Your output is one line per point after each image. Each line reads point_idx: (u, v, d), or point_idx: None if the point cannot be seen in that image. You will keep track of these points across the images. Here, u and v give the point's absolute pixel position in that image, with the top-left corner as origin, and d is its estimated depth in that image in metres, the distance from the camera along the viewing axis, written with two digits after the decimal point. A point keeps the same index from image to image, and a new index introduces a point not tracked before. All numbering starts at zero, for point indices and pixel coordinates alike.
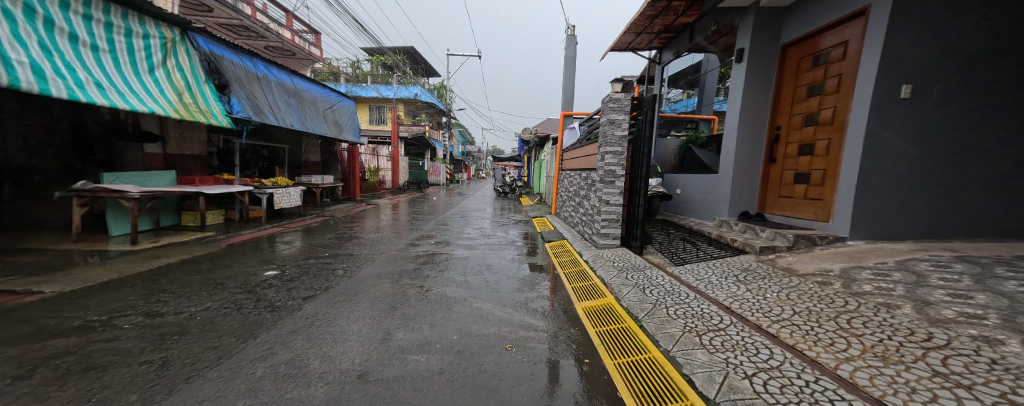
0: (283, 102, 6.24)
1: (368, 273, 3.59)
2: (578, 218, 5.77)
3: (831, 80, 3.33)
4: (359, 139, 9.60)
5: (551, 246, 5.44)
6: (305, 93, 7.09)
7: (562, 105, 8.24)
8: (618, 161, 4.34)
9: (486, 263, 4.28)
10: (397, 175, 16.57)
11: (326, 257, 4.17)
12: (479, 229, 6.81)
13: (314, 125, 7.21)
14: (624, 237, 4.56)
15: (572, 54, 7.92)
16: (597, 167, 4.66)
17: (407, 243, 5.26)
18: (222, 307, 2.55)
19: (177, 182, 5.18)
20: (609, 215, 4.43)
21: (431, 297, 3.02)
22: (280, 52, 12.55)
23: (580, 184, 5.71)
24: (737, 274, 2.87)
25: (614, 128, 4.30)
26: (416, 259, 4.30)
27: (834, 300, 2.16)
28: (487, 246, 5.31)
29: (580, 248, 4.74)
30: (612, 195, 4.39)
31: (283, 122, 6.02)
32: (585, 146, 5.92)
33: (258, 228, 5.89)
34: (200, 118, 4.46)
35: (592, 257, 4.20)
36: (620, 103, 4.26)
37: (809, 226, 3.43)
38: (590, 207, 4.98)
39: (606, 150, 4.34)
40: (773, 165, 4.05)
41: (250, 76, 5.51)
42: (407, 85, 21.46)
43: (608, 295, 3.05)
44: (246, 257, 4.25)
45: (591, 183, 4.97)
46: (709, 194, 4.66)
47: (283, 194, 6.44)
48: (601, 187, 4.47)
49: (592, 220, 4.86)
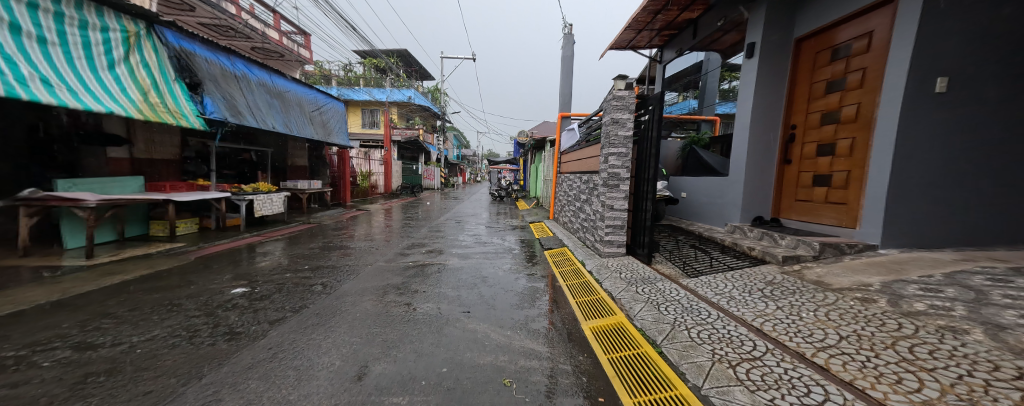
0: (265, 102, 5.86)
1: (350, 288, 3.22)
2: (579, 223, 5.46)
3: (854, 74, 3.08)
4: (349, 142, 9.22)
5: (550, 254, 5.11)
6: (289, 94, 6.73)
7: (559, 106, 7.96)
8: (622, 163, 4.04)
9: (482, 275, 3.92)
10: (389, 180, 16.15)
11: (305, 270, 3.78)
12: (474, 236, 6.46)
13: (300, 128, 6.84)
14: (629, 245, 4.26)
15: (569, 53, 7.67)
16: (599, 170, 4.36)
17: (396, 252, 4.88)
18: (171, 335, 2.15)
19: (146, 189, 4.77)
20: (614, 221, 4.13)
21: (420, 317, 2.66)
22: (267, 53, 12.20)
23: (581, 189, 5.41)
24: (762, 288, 2.57)
25: (618, 127, 4.01)
26: (405, 270, 3.93)
27: (886, 323, 1.87)
28: (482, 255, 4.95)
29: (583, 257, 4.41)
30: (616, 200, 4.09)
31: (264, 124, 5.64)
32: (586, 148, 5.63)
33: (236, 237, 5.49)
34: (169, 120, 4.09)
35: (596, 267, 3.88)
36: (624, 101, 3.99)
37: (832, 232, 3.16)
38: (593, 213, 4.67)
39: (610, 151, 4.05)
40: (788, 167, 3.80)
41: (227, 75, 5.13)
42: (400, 88, 21.12)
43: (617, 312, 2.72)
44: (218, 270, 3.85)
45: (594, 187, 4.67)
46: (719, 198, 4.38)
47: (264, 201, 6.04)
48: (604, 191, 4.17)
49: (594, 227, 4.56)
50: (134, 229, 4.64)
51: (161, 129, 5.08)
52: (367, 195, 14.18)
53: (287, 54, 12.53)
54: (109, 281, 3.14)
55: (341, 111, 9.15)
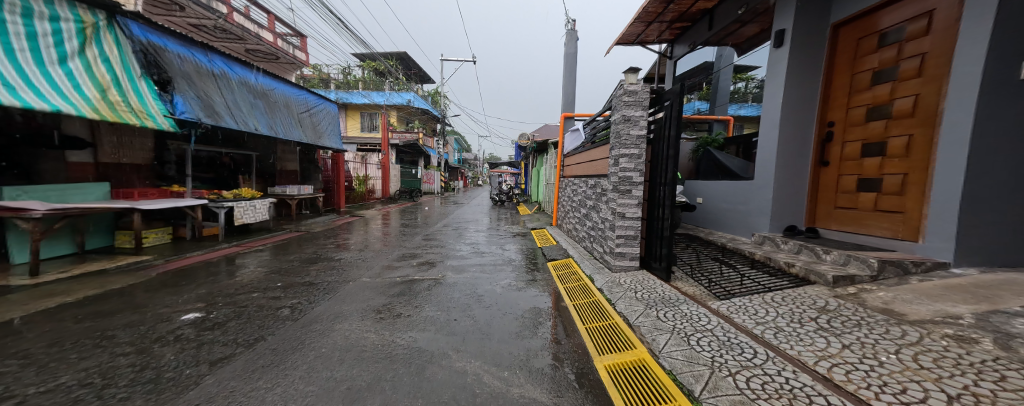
0: (245, 102, 5.47)
1: (323, 312, 2.76)
2: (585, 232, 4.99)
3: (910, 62, 2.63)
4: (342, 145, 8.84)
5: (554, 266, 4.63)
6: (275, 94, 6.38)
7: (562, 106, 7.56)
8: (635, 166, 3.60)
9: (477, 293, 3.45)
10: (387, 184, 15.74)
11: (277, 288, 3.32)
12: (472, 245, 6.00)
13: (288, 130, 6.48)
14: (644, 257, 3.79)
15: (573, 51, 7.29)
16: (609, 174, 3.92)
17: (385, 265, 4.43)
18: (77, 385, 1.69)
19: (113, 196, 4.38)
20: (625, 230, 3.67)
21: (399, 351, 2.19)
22: (262, 56, 11.95)
23: (587, 194, 4.95)
24: (815, 318, 2.08)
25: (630, 126, 3.57)
26: (391, 288, 3.47)
27: (1003, 377, 1.31)
28: (480, 267, 4.49)
29: (591, 272, 3.91)
30: (629, 207, 3.63)
31: (245, 126, 5.25)
32: (593, 149, 5.19)
33: (213, 248, 5.06)
34: (131, 120, 3.70)
35: (607, 283, 3.40)
36: (637, 96, 3.54)
37: (887, 246, 2.69)
38: (601, 221, 4.21)
39: (621, 153, 3.60)
40: (824, 170, 3.34)
41: (202, 72, 4.77)
42: (400, 91, 20.79)
43: (637, 346, 2.22)
44: (179, 287, 3.39)
45: (602, 192, 4.21)
46: (743, 205, 3.92)
47: (246, 208, 5.62)
48: (614, 197, 3.72)
49: (604, 236, 4.09)
50: (96, 241, 4.23)
51: (131, 131, 4.69)
52: (364, 199, 13.78)
53: (282, 57, 12.27)
54: (42, 305, 2.69)
55: (334, 113, 8.82)
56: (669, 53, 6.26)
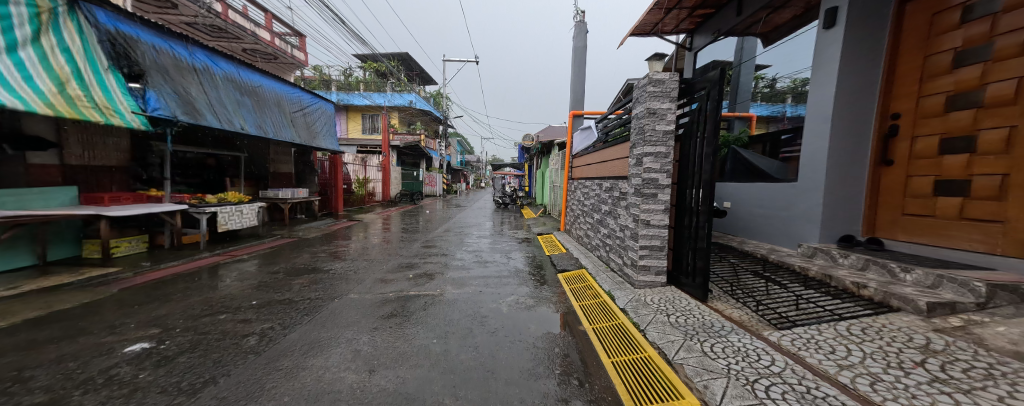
0: (229, 100, 5.07)
1: (295, 342, 2.28)
2: (600, 240, 4.50)
3: (1009, 36, 2.10)
4: (338, 147, 8.45)
5: (566, 279, 4.14)
6: (266, 93, 6.02)
7: (571, 103, 7.10)
8: (662, 166, 3.12)
9: (480, 313, 2.97)
10: (387, 187, 15.36)
11: (250, 308, 2.87)
12: (475, 253, 5.54)
13: (279, 130, 6.10)
14: (671, 272, 3.29)
15: (582, 44, 6.86)
16: (629, 176, 3.46)
17: (377, 277, 3.98)
18: None
19: (80, 202, 3.99)
20: (650, 240, 3.19)
21: (387, 394, 1.72)
22: (259, 56, 11.69)
23: (602, 198, 4.48)
24: (923, 363, 1.56)
25: (656, 120, 3.09)
26: (382, 307, 3.00)
27: None
28: (484, 280, 4.03)
29: (610, 288, 3.42)
30: (654, 213, 3.15)
31: (228, 125, 4.84)
32: (607, 149, 4.74)
33: (192, 258, 4.64)
34: (93, 116, 3.29)
35: (632, 304, 2.90)
36: (664, 86, 3.06)
37: (983, 263, 2.17)
38: (619, 230, 3.74)
39: (645, 151, 3.13)
40: (889, 170, 2.82)
41: (180, 66, 4.40)
42: (401, 92, 20.53)
43: (683, 395, 1.67)
44: (140, 305, 2.95)
45: (620, 197, 3.75)
46: (786, 211, 3.41)
47: (229, 214, 5.20)
48: (636, 202, 3.25)
49: (623, 245, 3.61)
50: (60, 251, 3.84)
51: (103, 130, 4.30)
52: (363, 203, 13.41)
53: (281, 57, 11.98)
54: None
55: (330, 114, 8.46)
56: (688, 45, 5.75)
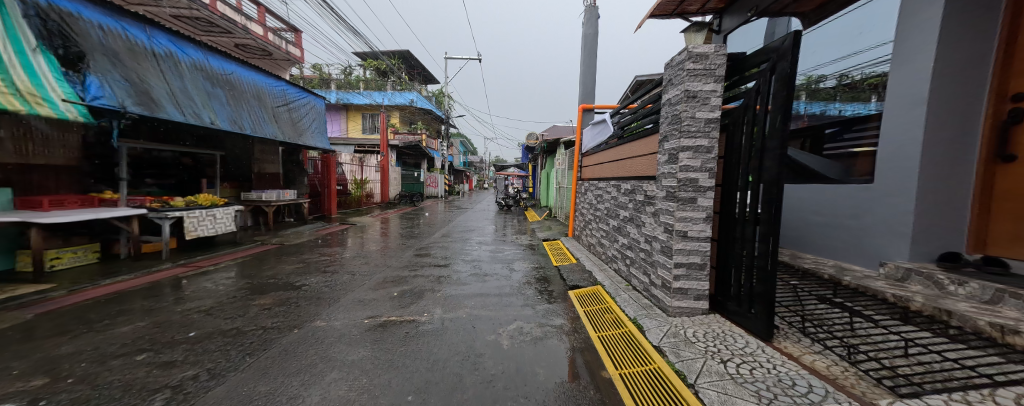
0: (196, 91, 4.53)
1: (216, 402, 1.63)
2: (618, 251, 3.86)
3: None
4: (329, 145, 7.90)
5: (578, 298, 3.51)
6: (243, 85, 5.50)
7: (580, 96, 6.47)
8: (703, 163, 2.47)
9: (474, 350, 2.33)
10: (387, 188, 14.85)
11: (183, 343, 2.26)
12: (474, 263, 4.94)
13: (258, 126, 5.58)
14: (714, 297, 2.61)
15: (592, 31, 6.22)
16: (660, 176, 2.81)
17: (354, 295, 3.36)
18: None
19: (14, 206, 3.44)
20: (687, 257, 2.53)
21: None
22: (252, 51, 11.26)
23: (621, 203, 3.83)
24: None
25: (696, 105, 2.44)
26: (349, 341, 2.37)
27: None
28: (481, 299, 3.40)
29: (635, 314, 2.76)
30: (692, 223, 2.50)
31: (193, 118, 4.30)
32: (624, 145, 4.12)
33: (150, 269, 4.06)
34: (11, 104, 2.72)
35: (670, 342, 2.21)
36: (708, 62, 2.41)
37: None
38: (645, 241, 3.09)
39: (681, 145, 2.47)
40: (1010, 167, 2.05)
41: (135, 51, 3.87)
42: (402, 91, 20.11)
43: None
44: (50, 336, 2.35)
45: (646, 202, 3.10)
46: (858, 220, 2.72)
47: (198, 219, 4.63)
48: (670, 208, 2.60)
49: (650, 260, 2.95)
50: None
51: (46, 124, 3.75)
52: (360, 205, 12.89)
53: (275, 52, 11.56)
54: None
55: (319, 110, 7.95)
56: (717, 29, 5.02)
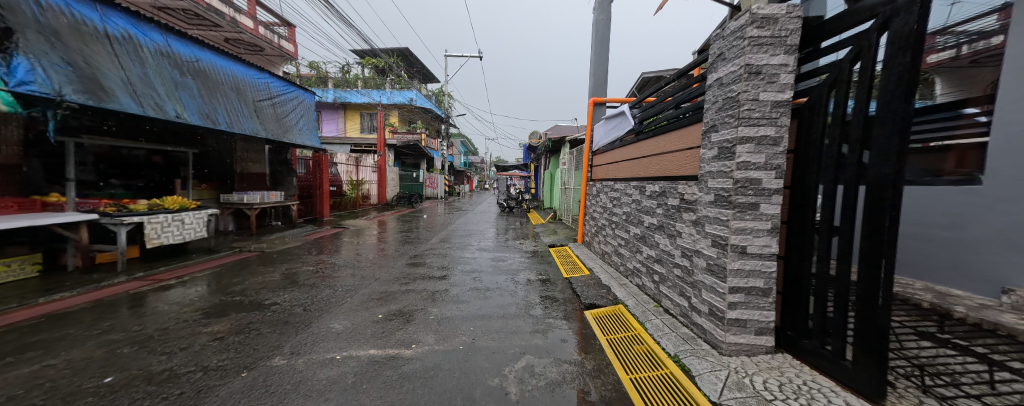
0: (159, 79, 3.98)
1: None
2: (641, 263, 3.31)
3: None
4: (318, 143, 7.36)
5: (596, 321, 2.95)
6: (217, 74, 4.96)
7: (590, 89, 5.95)
8: (767, 159, 1.92)
9: (474, 402, 1.77)
10: (384, 189, 14.34)
11: (86, 396, 1.69)
12: (474, 274, 4.40)
13: (236, 121, 5.04)
14: (783, 332, 2.02)
15: (603, 18, 5.70)
16: (705, 176, 2.25)
17: (333, 317, 2.83)
18: None
19: None
20: (745, 280, 1.96)
21: None
22: (243, 46, 10.85)
23: (646, 207, 3.29)
24: None
25: (761, 84, 1.88)
26: (312, 389, 1.80)
27: None
28: (483, 323, 2.86)
29: (676, 350, 2.17)
30: (753, 235, 1.95)
31: (154, 111, 3.76)
32: (648, 140, 3.56)
33: (100, 284, 3.52)
34: None
35: (738, 397, 1.62)
36: (777, 27, 1.85)
37: None
38: (682, 255, 2.54)
39: (739, 135, 1.91)
40: None
41: (81, 31, 3.32)
42: (401, 90, 19.60)
43: None
44: None
45: (683, 208, 2.54)
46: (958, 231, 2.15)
47: (162, 225, 4.11)
48: (723, 216, 2.04)
49: (690, 279, 2.39)
50: None
51: None
52: (356, 206, 12.38)
53: (267, 47, 11.12)
54: None
55: (307, 105, 7.41)
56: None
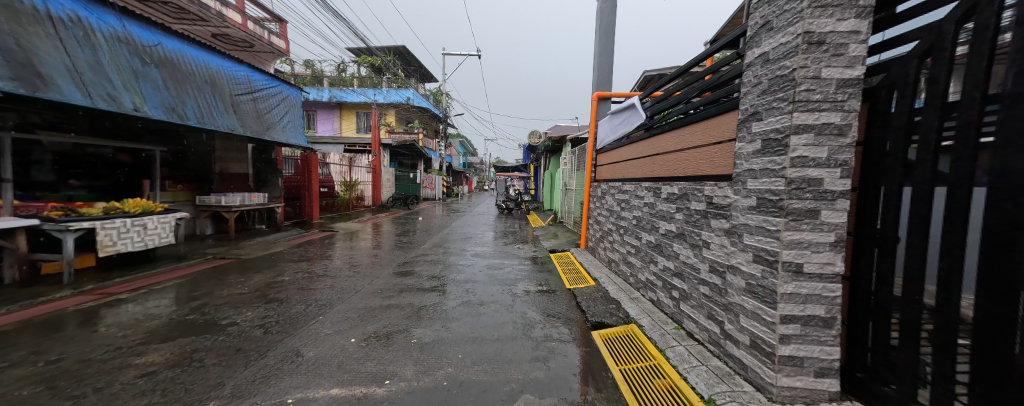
0: (113, 68, 3.56)
1: None
2: (657, 275, 2.88)
3: None
4: (304, 142, 6.93)
5: (605, 345, 2.54)
6: (187, 65, 4.54)
7: (593, 84, 5.56)
8: (829, 151, 1.50)
9: None
10: (379, 190, 13.90)
11: None
12: (467, 284, 3.99)
13: (208, 116, 4.62)
14: (852, 374, 1.58)
15: (607, 6, 5.31)
16: (743, 175, 1.84)
17: (297, 341, 2.40)
18: None
19: None
20: (800, 307, 1.55)
21: None
22: (233, 43, 10.52)
23: (661, 212, 2.87)
24: None
25: (823, 58, 1.47)
26: None
27: None
28: (473, 347, 2.45)
29: (710, 391, 1.75)
30: (813, 249, 1.53)
31: (106, 102, 3.34)
32: (661, 136, 3.14)
33: (37, 299, 3.09)
34: None
35: None
36: None
37: None
38: (710, 270, 2.11)
39: (795, 123, 1.50)
40: None
41: (14, 9, 2.90)
42: (398, 89, 19.24)
43: None
44: None
45: (711, 214, 2.12)
46: None
47: (119, 230, 3.70)
48: (771, 226, 1.62)
49: (723, 301, 1.97)
50: None
51: None
52: (349, 208, 11.95)
53: (257, 44, 10.76)
54: None
55: (293, 101, 6.98)
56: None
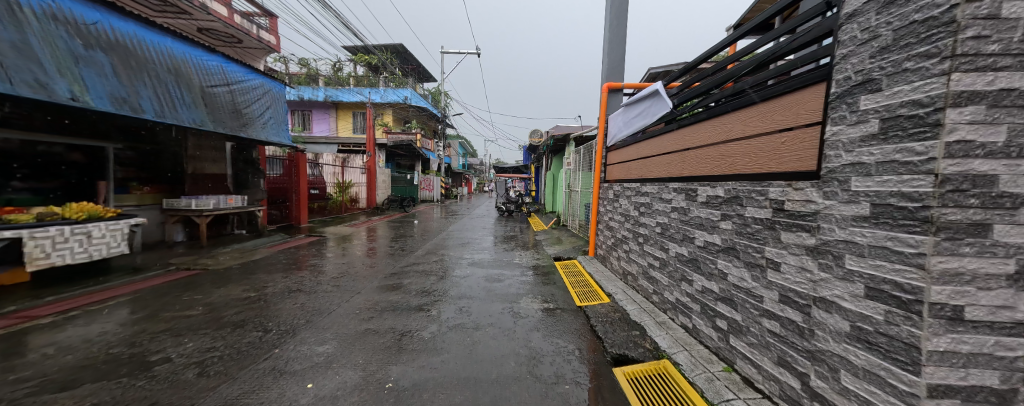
0: (45, 50, 3.04)
1: None
2: (693, 297, 2.34)
3: None
4: (287, 140, 6.40)
5: (632, 387, 2.00)
6: (146, 52, 4.03)
7: (603, 74, 5.03)
8: (1010, 131, 0.95)
9: None
10: (374, 192, 13.33)
11: None
12: (462, 301, 3.45)
13: (171, 109, 4.11)
14: None
15: None
16: (842, 171, 1.29)
17: (236, 389, 1.85)
18: None
19: None
20: (959, 374, 1.01)
21: None
22: (220, 38, 10.04)
23: (697, 219, 2.34)
24: None
25: None
26: None
27: None
28: (464, 394, 1.90)
29: None
30: (982, 285, 0.98)
31: (30, 89, 2.81)
32: (694, 126, 2.59)
33: None
34: None
35: None
36: None
37: None
38: (782, 301, 1.57)
39: (955, 89, 0.96)
40: None
41: None
42: (395, 88, 18.78)
43: None
44: None
45: (782, 224, 1.58)
46: None
47: (53, 240, 3.18)
48: (902, 246, 1.08)
49: (807, 345, 1.43)
50: None
51: None
52: (342, 211, 11.42)
53: (246, 39, 10.29)
54: None
55: (276, 96, 6.47)
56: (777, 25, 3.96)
